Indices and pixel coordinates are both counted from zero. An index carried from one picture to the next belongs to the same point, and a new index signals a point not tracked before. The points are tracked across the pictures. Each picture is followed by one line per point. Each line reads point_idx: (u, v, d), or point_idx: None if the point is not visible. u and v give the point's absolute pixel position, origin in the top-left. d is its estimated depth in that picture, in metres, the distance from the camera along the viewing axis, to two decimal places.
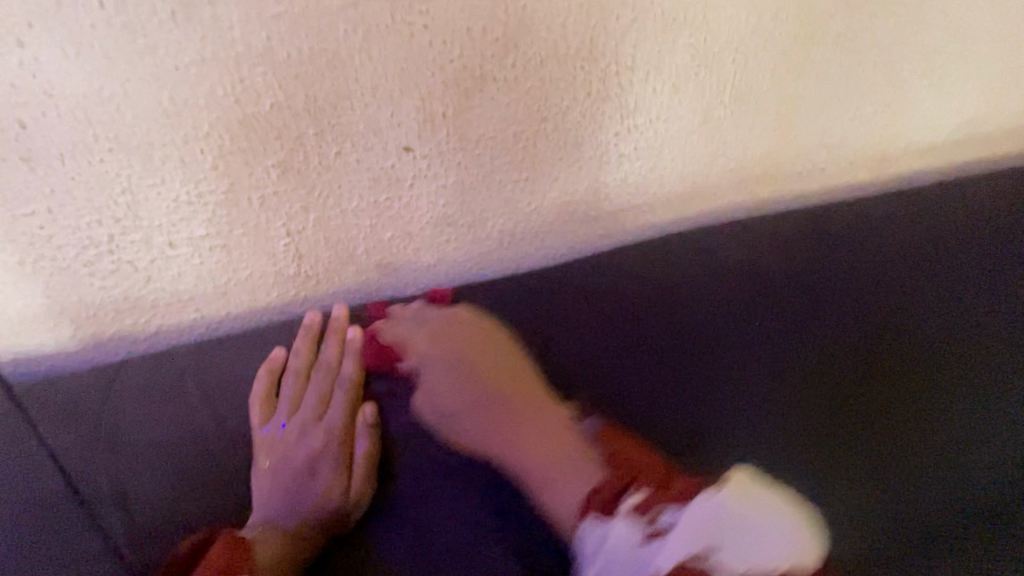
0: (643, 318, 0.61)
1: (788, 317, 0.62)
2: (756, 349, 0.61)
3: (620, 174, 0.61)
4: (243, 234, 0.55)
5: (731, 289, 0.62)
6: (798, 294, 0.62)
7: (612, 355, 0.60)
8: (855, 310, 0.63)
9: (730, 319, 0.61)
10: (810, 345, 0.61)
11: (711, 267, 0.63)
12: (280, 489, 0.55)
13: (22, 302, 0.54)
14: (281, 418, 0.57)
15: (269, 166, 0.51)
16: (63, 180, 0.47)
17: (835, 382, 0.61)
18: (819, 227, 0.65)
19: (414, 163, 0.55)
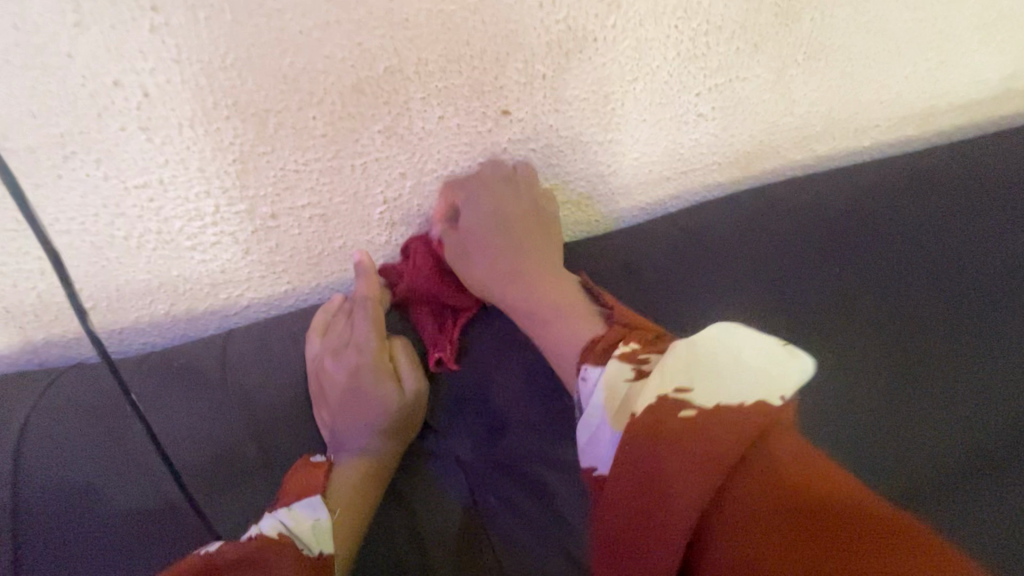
0: (719, 271, 0.64)
1: (859, 275, 0.65)
2: (827, 296, 0.65)
3: (697, 134, 0.63)
4: (342, 203, 0.56)
5: (798, 242, 0.66)
6: (862, 243, 0.66)
7: (697, 320, 0.62)
8: (921, 257, 0.66)
9: (803, 271, 0.65)
10: (876, 285, 0.65)
11: (778, 220, 0.66)
12: (347, 426, 0.56)
13: (125, 277, 0.54)
14: (328, 360, 0.56)
15: (375, 132, 0.52)
16: (178, 150, 0.47)
17: (885, 330, 0.65)
18: (877, 180, 0.69)
19: (510, 126, 0.56)
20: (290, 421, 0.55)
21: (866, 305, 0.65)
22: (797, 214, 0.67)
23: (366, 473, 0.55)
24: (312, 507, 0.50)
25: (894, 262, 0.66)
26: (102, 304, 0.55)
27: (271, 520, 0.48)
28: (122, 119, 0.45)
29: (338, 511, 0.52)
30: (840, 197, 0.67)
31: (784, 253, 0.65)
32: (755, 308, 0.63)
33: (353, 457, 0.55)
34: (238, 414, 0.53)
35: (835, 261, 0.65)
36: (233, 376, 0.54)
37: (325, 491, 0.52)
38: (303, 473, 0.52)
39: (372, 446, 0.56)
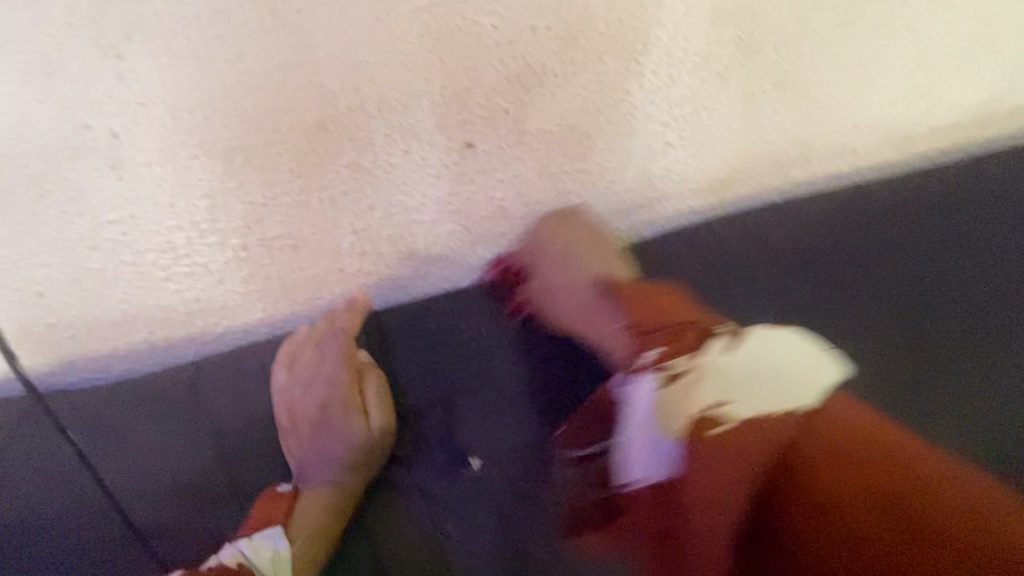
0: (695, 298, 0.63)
1: (867, 325, 0.66)
2: (796, 315, 0.65)
3: (666, 163, 0.63)
4: (312, 234, 0.57)
5: (774, 270, 0.65)
6: (836, 265, 0.66)
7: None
8: (886, 273, 0.67)
9: (773, 298, 0.65)
10: (843, 296, 0.66)
11: (756, 245, 0.65)
12: (311, 456, 0.56)
13: (101, 308, 0.56)
14: (293, 383, 0.57)
15: (341, 167, 0.53)
16: (148, 188, 0.49)
17: (831, 341, 0.65)
18: (860, 205, 0.67)
19: (476, 158, 0.57)
20: (258, 448, 0.55)
21: (825, 312, 0.66)
22: (773, 240, 0.66)
23: (327, 505, 0.55)
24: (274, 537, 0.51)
25: (901, 312, 0.67)
26: (80, 333, 0.57)
27: (233, 549, 0.50)
28: (95, 159, 0.48)
29: (299, 540, 0.52)
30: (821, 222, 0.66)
31: (768, 284, 0.65)
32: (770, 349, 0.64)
33: (325, 484, 0.55)
34: (206, 440, 0.54)
35: (830, 291, 0.66)
36: (202, 403, 0.55)
37: (287, 522, 0.53)
38: (268, 502, 0.54)
39: (335, 479, 0.56)
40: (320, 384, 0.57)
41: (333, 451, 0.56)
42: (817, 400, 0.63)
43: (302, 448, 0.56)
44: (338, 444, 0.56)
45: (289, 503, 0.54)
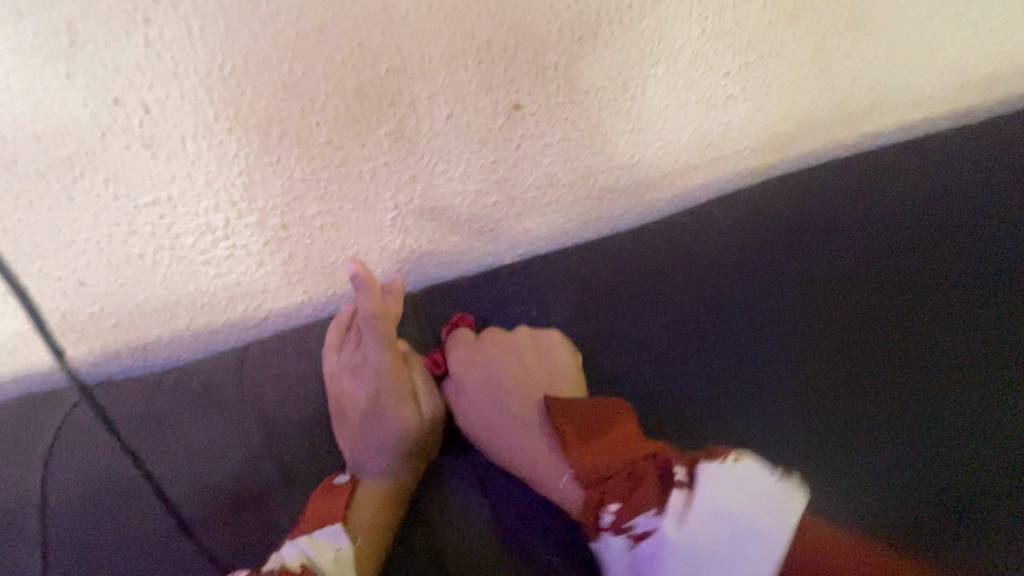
0: (749, 264, 0.60)
1: (921, 284, 0.59)
2: (871, 277, 0.59)
3: (725, 118, 0.58)
4: (353, 209, 0.54)
5: (837, 234, 0.60)
6: (906, 223, 0.60)
7: (729, 318, 0.58)
8: (971, 221, 0.61)
9: (841, 261, 0.60)
10: (918, 242, 0.60)
11: (814, 208, 0.61)
12: (364, 445, 0.55)
13: (143, 295, 0.54)
14: (341, 371, 0.55)
15: (382, 135, 0.50)
16: (184, 165, 0.47)
17: (898, 281, 0.59)
18: (931, 155, 0.62)
19: (523, 122, 0.53)
20: (309, 434, 0.54)
21: (901, 262, 0.60)
22: (834, 202, 0.61)
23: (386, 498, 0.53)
24: (335, 534, 0.48)
25: (959, 271, 0.60)
26: (124, 321, 0.55)
27: (294, 548, 0.46)
28: (126, 137, 0.44)
29: (360, 535, 0.50)
30: (888, 179, 0.62)
31: (824, 244, 0.60)
32: (813, 315, 0.58)
33: (379, 474, 0.54)
34: (256, 427, 0.52)
35: (885, 247, 0.60)
36: (250, 389, 0.53)
37: (347, 518, 0.50)
38: (327, 496, 0.51)
39: (390, 469, 0.54)
40: (368, 370, 0.55)
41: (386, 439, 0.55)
42: (868, 340, 0.58)
43: (354, 438, 0.55)
44: (391, 431, 0.55)
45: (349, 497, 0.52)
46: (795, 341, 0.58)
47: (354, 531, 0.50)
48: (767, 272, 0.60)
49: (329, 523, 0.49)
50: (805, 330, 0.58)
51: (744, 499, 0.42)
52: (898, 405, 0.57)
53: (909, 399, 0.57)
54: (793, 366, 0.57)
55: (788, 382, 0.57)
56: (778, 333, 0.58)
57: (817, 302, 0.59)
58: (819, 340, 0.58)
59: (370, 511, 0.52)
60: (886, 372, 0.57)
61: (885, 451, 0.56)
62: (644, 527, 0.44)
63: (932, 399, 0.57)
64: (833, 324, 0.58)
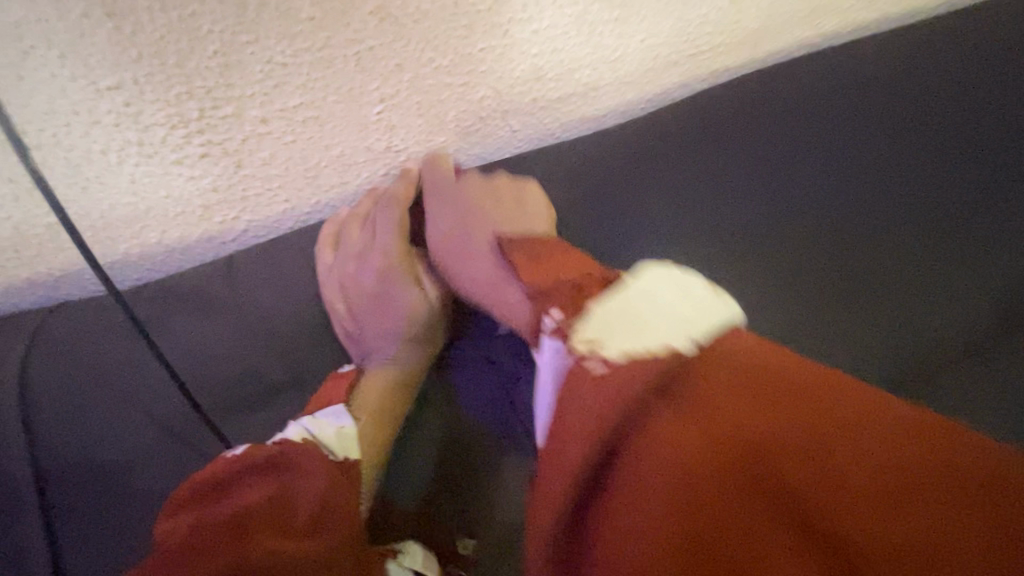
0: (734, 146, 0.62)
1: (901, 189, 0.63)
2: (853, 153, 0.63)
3: (702, 11, 0.60)
4: (337, 101, 0.52)
5: (814, 112, 0.63)
6: (878, 102, 0.64)
7: (716, 194, 0.61)
8: (933, 97, 0.65)
9: (823, 143, 0.63)
10: (895, 110, 0.64)
11: (793, 87, 0.64)
12: (371, 334, 0.54)
13: (109, 201, 0.51)
14: (341, 261, 0.53)
15: (366, 14, 0.47)
16: (152, 41, 0.43)
17: (895, 150, 0.63)
18: (900, 47, 0.66)
19: (510, 5, 0.52)
20: (307, 339, 0.52)
21: (880, 125, 0.64)
22: (805, 85, 0.64)
23: (393, 385, 0.53)
24: (336, 416, 0.48)
25: (936, 160, 0.64)
26: (89, 234, 0.52)
27: (296, 427, 0.46)
28: (82, 3, 0.40)
29: (364, 419, 0.50)
30: (853, 62, 0.65)
31: (805, 121, 0.63)
32: (806, 222, 0.62)
33: (387, 360, 0.53)
34: (250, 332, 0.50)
35: (866, 150, 0.63)
36: (237, 292, 0.50)
37: (350, 403, 0.50)
38: (331, 384, 0.50)
39: (400, 357, 0.54)
40: (370, 257, 0.53)
41: (393, 325, 0.54)
42: (880, 209, 0.63)
43: (359, 325, 0.54)
44: (398, 317, 0.54)
45: (352, 383, 0.51)
46: (805, 210, 0.62)
47: (359, 416, 0.50)
48: (748, 154, 0.62)
49: (330, 405, 0.49)
50: (806, 196, 0.62)
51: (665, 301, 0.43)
52: (908, 272, 0.63)
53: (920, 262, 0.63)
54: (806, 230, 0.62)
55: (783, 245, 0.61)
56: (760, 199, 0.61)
57: (809, 170, 0.62)
58: (834, 213, 0.62)
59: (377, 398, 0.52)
60: (897, 239, 0.63)
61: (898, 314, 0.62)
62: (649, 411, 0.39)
63: (937, 263, 0.63)
64: (831, 187, 0.62)
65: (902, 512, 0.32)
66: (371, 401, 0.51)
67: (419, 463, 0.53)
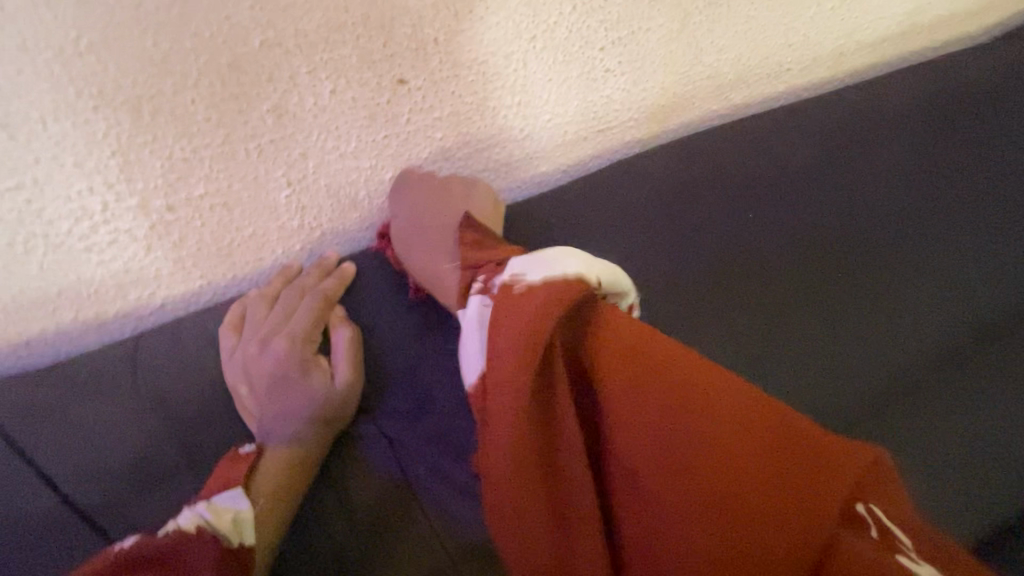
0: (654, 221, 0.63)
1: (828, 271, 0.66)
2: (771, 229, 0.65)
3: (606, 91, 0.63)
4: (243, 188, 0.53)
5: (731, 186, 0.65)
6: (786, 175, 0.66)
7: (636, 269, 0.62)
8: (837, 169, 0.68)
9: (738, 215, 0.64)
10: (802, 181, 0.66)
11: (708, 162, 0.65)
12: (273, 412, 0.53)
13: (17, 287, 0.51)
14: (245, 343, 0.55)
15: (264, 112, 0.50)
16: (48, 147, 0.45)
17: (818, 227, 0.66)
18: (807, 120, 0.68)
19: (410, 96, 0.54)
20: (212, 418, 0.53)
21: (790, 197, 0.66)
22: (719, 160, 0.66)
23: (293, 464, 0.52)
24: (234, 498, 0.48)
25: (857, 238, 0.67)
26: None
27: (191, 515, 0.46)
28: None
29: (260, 499, 0.49)
30: (765, 139, 0.67)
31: (717, 194, 0.64)
32: (726, 295, 0.62)
33: (281, 443, 0.52)
34: (153, 414, 0.52)
35: (782, 227, 0.65)
36: (146, 375, 0.52)
37: (246, 483, 0.50)
38: (229, 467, 0.51)
39: (301, 434, 0.53)
40: (274, 337, 0.55)
41: (295, 403, 0.54)
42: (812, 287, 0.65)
43: (255, 408, 0.54)
44: (295, 402, 0.54)
45: (249, 465, 0.51)
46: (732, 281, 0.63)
47: (254, 499, 0.49)
48: (664, 227, 0.63)
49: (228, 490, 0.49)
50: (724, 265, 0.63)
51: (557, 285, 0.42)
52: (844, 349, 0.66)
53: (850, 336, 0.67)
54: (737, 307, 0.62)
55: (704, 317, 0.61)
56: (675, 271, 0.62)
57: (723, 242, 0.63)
58: (768, 287, 0.64)
59: (277, 478, 0.51)
60: (828, 317, 0.66)
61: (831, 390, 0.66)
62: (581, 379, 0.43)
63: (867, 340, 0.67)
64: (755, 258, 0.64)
65: (765, 487, 0.35)
66: (269, 482, 0.50)
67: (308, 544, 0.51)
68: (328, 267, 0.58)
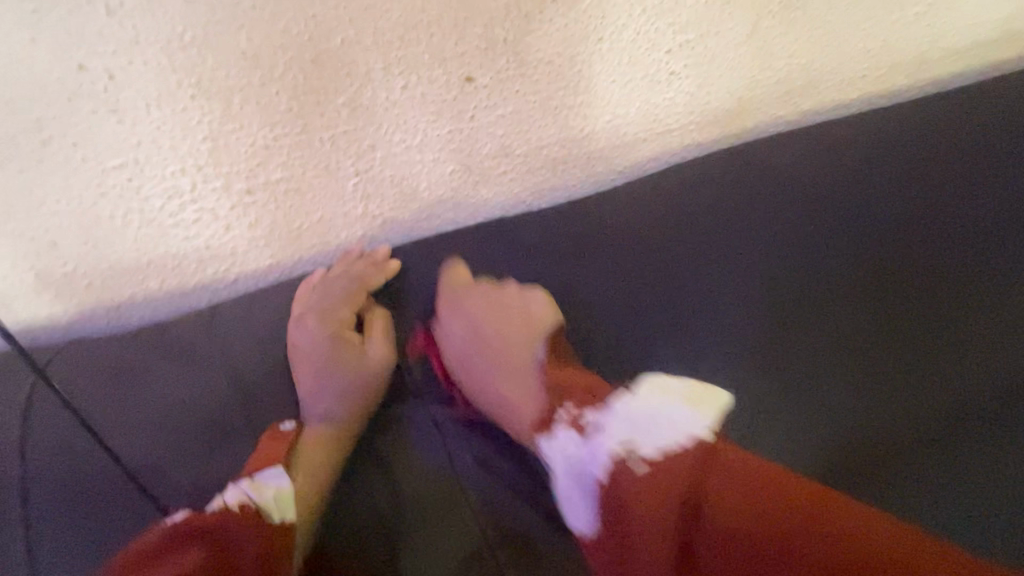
0: (700, 226, 0.63)
1: (872, 293, 0.63)
2: (831, 238, 0.64)
3: (670, 94, 0.62)
4: (316, 176, 0.57)
5: (791, 194, 0.64)
6: (849, 183, 0.64)
7: (691, 273, 0.62)
8: (910, 181, 0.65)
9: (795, 224, 0.64)
10: (868, 190, 0.64)
11: (773, 172, 0.64)
12: (317, 396, 0.58)
13: (115, 256, 0.57)
14: (300, 324, 0.59)
15: (340, 105, 0.53)
16: (149, 130, 0.50)
17: (870, 251, 0.64)
18: (883, 130, 0.66)
19: (476, 93, 0.56)
20: (276, 388, 0.58)
21: (857, 209, 0.64)
22: (783, 165, 0.65)
23: (329, 448, 0.58)
24: (276, 477, 0.52)
25: (903, 262, 0.64)
26: (97, 282, 0.58)
27: (236, 490, 0.51)
28: (93, 102, 0.48)
29: (294, 477, 0.55)
30: (836, 149, 0.65)
31: (774, 201, 0.64)
32: (771, 312, 0.62)
33: (323, 428, 0.58)
34: (227, 380, 0.57)
35: (836, 239, 0.64)
36: (219, 341, 0.57)
37: (286, 460, 0.55)
38: (271, 445, 0.56)
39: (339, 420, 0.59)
40: (325, 324, 0.59)
41: (337, 392, 0.59)
42: (838, 317, 0.63)
43: (302, 386, 0.58)
44: (335, 388, 0.58)
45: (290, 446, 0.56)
46: (778, 300, 0.63)
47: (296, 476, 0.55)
48: (714, 229, 0.63)
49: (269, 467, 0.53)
50: (776, 277, 0.63)
51: (655, 404, 0.47)
52: (868, 386, 0.62)
53: (877, 373, 0.63)
54: (773, 326, 0.62)
55: (747, 326, 0.62)
56: (722, 278, 0.62)
57: (774, 249, 0.63)
58: (793, 311, 0.63)
59: (314, 459, 0.57)
60: (857, 348, 0.63)
61: (861, 432, 0.61)
62: (593, 420, 0.50)
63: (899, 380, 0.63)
64: (812, 275, 0.63)
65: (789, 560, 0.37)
66: (308, 464, 0.56)
67: (333, 526, 0.54)
68: (379, 264, 0.61)
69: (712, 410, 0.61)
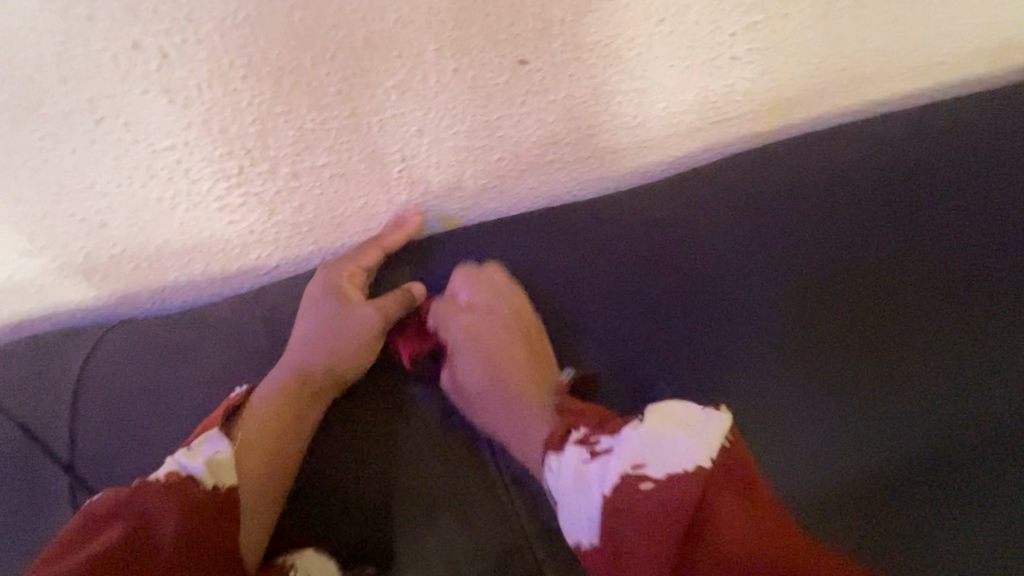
0: (751, 219, 0.60)
1: (944, 303, 0.57)
2: (906, 236, 0.59)
3: (730, 81, 0.59)
4: (361, 161, 0.56)
5: (852, 189, 0.60)
6: (914, 178, 0.60)
7: (745, 269, 0.59)
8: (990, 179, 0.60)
9: (860, 219, 0.59)
10: (942, 187, 0.60)
11: (834, 166, 0.61)
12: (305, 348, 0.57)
13: (161, 239, 0.57)
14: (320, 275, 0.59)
15: (389, 88, 0.52)
16: (201, 112, 0.49)
17: (940, 250, 0.59)
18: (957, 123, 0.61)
19: (528, 77, 0.54)
20: None
21: (930, 206, 0.59)
22: (843, 158, 0.61)
23: (287, 412, 0.55)
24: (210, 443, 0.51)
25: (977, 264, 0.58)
26: (143, 264, 0.58)
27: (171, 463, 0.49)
28: (145, 83, 0.47)
29: (240, 439, 0.53)
30: (900, 142, 0.61)
31: (834, 197, 0.60)
32: (832, 314, 0.57)
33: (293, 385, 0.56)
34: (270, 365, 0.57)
35: (915, 241, 0.59)
36: (268, 327, 0.59)
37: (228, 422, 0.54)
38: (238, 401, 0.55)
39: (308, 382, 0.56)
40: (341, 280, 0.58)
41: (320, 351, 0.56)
42: (888, 307, 0.58)
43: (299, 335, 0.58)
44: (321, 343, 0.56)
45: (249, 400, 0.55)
46: (837, 299, 0.58)
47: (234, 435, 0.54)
48: (768, 222, 0.60)
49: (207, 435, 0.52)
50: (839, 275, 0.58)
51: None
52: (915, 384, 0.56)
53: (926, 370, 0.56)
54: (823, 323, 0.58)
55: (802, 328, 0.58)
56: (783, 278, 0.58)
57: (838, 247, 0.59)
58: (844, 303, 0.58)
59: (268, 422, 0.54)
60: (901, 339, 0.57)
61: (901, 437, 0.55)
62: None
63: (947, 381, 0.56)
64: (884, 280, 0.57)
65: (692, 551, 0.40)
66: (262, 425, 0.54)
67: (352, 515, 0.54)
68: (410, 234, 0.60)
69: (775, 411, 0.56)
